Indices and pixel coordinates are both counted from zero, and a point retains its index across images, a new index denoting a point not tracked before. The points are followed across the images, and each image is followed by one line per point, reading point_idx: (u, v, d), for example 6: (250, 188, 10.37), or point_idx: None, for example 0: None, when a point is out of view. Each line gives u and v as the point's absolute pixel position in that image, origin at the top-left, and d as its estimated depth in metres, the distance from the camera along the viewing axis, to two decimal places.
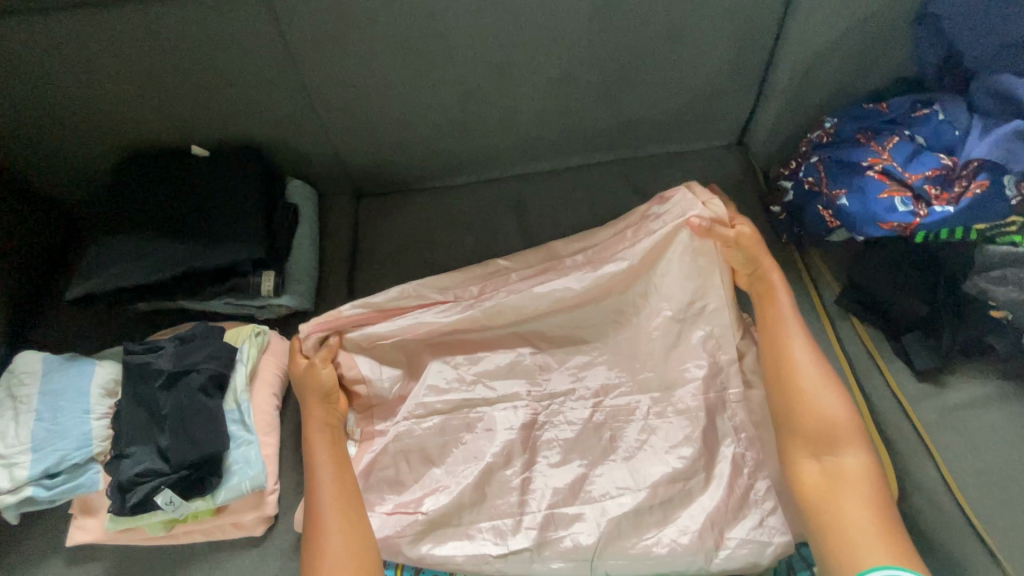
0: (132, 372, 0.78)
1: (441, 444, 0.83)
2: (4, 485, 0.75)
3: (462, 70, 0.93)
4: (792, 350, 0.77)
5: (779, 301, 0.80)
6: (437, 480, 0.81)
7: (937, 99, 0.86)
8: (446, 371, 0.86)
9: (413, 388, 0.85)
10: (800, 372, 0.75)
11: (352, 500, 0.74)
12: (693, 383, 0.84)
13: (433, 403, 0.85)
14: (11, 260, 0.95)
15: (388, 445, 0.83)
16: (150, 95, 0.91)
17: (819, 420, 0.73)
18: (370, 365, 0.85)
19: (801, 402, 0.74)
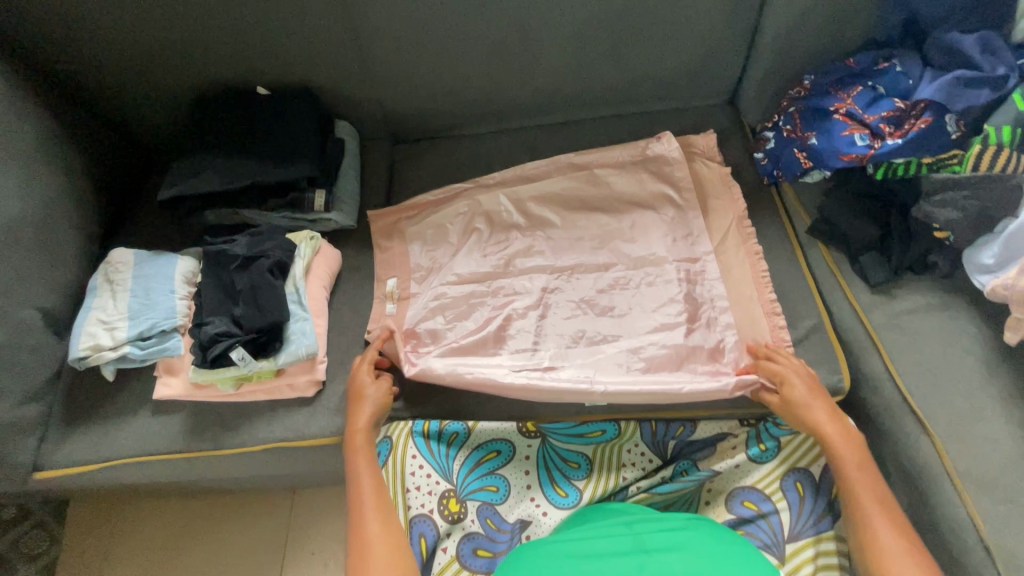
0: (212, 259, 0.96)
1: (471, 302, 1.02)
2: (107, 344, 0.92)
3: (489, 26, 1.08)
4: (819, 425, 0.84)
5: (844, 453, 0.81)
6: (465, 328, 1.00)
7: (895, 54, 1.01)
8: (477, 253, 1.07)
9: (450, 262, 1.07)
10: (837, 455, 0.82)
11: (396, 530, 0.79)
12: (675, 273, 1.02)
13: (464, 274, 1.05)
14: (103, 177, 1.12)
15: (429, 301, 1.03)
16: (226, 41, 1.08)
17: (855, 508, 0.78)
18: (417, 247, 1.09)
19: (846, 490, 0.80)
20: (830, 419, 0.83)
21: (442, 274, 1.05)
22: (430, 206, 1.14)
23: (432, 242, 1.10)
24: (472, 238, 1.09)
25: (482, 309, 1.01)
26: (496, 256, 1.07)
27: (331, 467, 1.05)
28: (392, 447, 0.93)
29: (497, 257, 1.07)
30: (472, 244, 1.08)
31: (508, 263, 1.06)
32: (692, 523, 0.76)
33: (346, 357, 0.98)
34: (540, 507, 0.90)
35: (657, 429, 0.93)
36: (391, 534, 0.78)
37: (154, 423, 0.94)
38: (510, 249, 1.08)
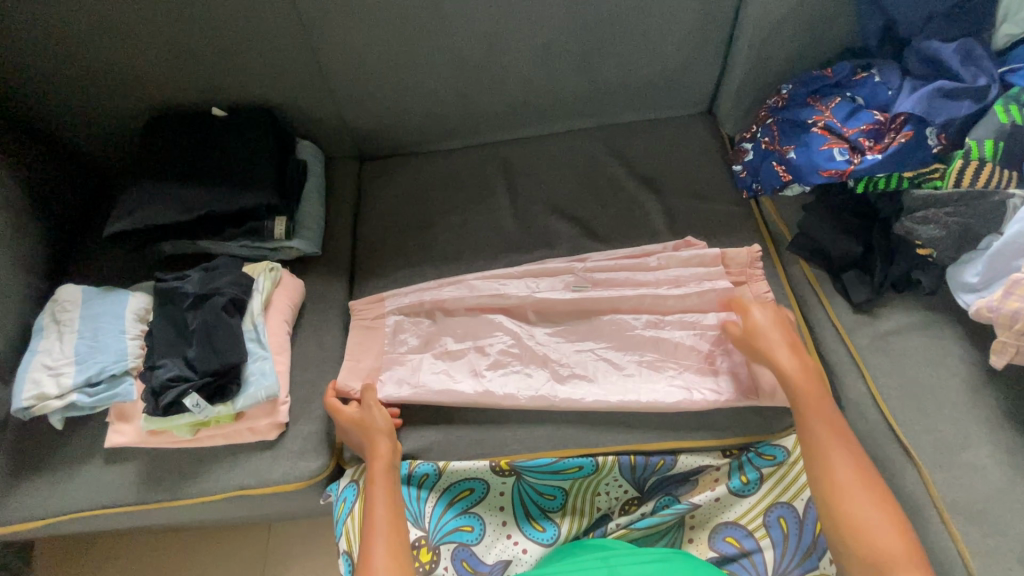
0: (164, 297, 0.91)
1: (465, 387, 0.90)
2: (52, 392, 0.87)
3: (454, 39, 1.03)
4: (834, 467, 0.74)
5: (874, 512, 0.70)
6: (451, 376, 0.91)
7: (874, 64, 0.98)
8: (474, 362, 0.92)
9: (434, 353, 0.94)
10: (842, 490, 0.73)
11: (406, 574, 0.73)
12: (678, 357, 0.91)
13: (439, 375, 0.92)
14: (51, 209, 1.06)
15: (418, 385, 0.91)
16: (177, 61, 1.02)
17: (858, 531, 0.70)
18: (405, 364, 0.93)
19: (842, 513, 0.71)
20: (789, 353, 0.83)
21: (418, 365, 0.93)
22: (415, 288, 0.99)
23: (412, 316, 0.97)
24: (459, 330, 0.95)
25: (464, 375, 0.91)
26: (482, 346, 0.93)
27: (302, 507, 1.01)
28: (359, 491, 0.87)
29: (479, 349, 0.93)
30: (464, 333, 0.95)
31: (486, 348, 0.93)
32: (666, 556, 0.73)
33: (311, 395, 0.93)
34: (518, 545, 0.86)
35: (636, 463, 0.88)
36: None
37: (108, 473, 0.89)
38: (500, 340, 0.93)
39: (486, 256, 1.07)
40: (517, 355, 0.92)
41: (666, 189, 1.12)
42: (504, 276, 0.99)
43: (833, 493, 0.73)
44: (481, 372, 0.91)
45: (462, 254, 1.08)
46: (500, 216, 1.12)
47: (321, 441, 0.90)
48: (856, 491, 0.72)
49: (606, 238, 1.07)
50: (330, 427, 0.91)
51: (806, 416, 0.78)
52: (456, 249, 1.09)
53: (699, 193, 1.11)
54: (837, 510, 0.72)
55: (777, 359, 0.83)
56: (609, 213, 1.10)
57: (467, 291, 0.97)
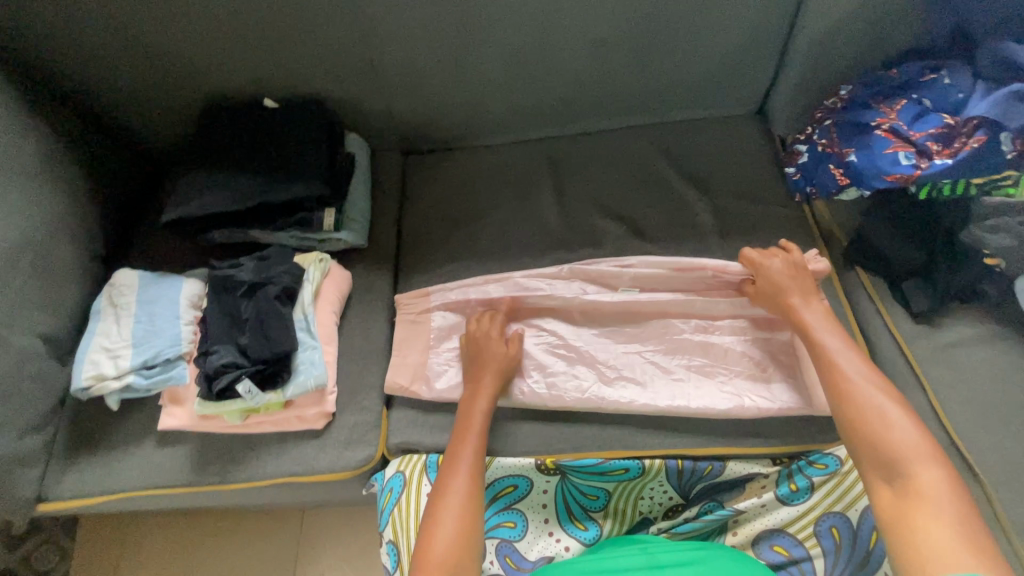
0: (217, 285, 0.92)
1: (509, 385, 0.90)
2: (110, 373, 0.89)
3: (506, 33, 1.03)
4: (858, 393, 0.73)
5: (899, 428, 0.67)
6: None
7: (943, 65, 0.94)
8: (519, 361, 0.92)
9: None
10: (869, 410, 0.71)
11: (468, 548, 0.72)
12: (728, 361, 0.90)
13: None
14: (108, 195, 1.09)
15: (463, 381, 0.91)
16: (233, 52, 1.03)
17: (886, 442, 0.67)
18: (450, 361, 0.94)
19: (875, 424, 0.69)
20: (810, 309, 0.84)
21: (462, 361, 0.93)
22: (458, 284, 0.98)
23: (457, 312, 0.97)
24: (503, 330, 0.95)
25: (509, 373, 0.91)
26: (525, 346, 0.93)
27: (343, 496, 1.02)
28: (405, 483, 0.87)
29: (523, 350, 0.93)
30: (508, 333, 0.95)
31: (531, 348, 0.93)
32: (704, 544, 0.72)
33: (357, 386, 0.94)
34: (561, 542, 0.86)
35: (683, 467, 0.87)
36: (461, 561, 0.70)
37: (160, 454, 0.91)
38: (545, 341, 0.94)
39: (531, 254, 1.07)
40: (562, 355, 0.92)
41: (715, 190, 1.10)
42: (549, 276, 0.97)
43: (866, 426, 0.69)
44: (526, 371, 0.91)
45: (507, 251, 1.08)
46: (546, 213, 1.11)
47: (367, 432, 0.91)
48: (881, 412, 0.70)
49: (654, 239, 1.06)
50: (375, 418, 0.92)
51: (837, 365, 0.76)
52: (501, 246, 1.08)
53: (750, 195, 1.09)
54: (862, 440, 0.69)
55: (797, 309, 0.84)
56: (656, 213, 1.09)
57: (511, 290, 0.96)
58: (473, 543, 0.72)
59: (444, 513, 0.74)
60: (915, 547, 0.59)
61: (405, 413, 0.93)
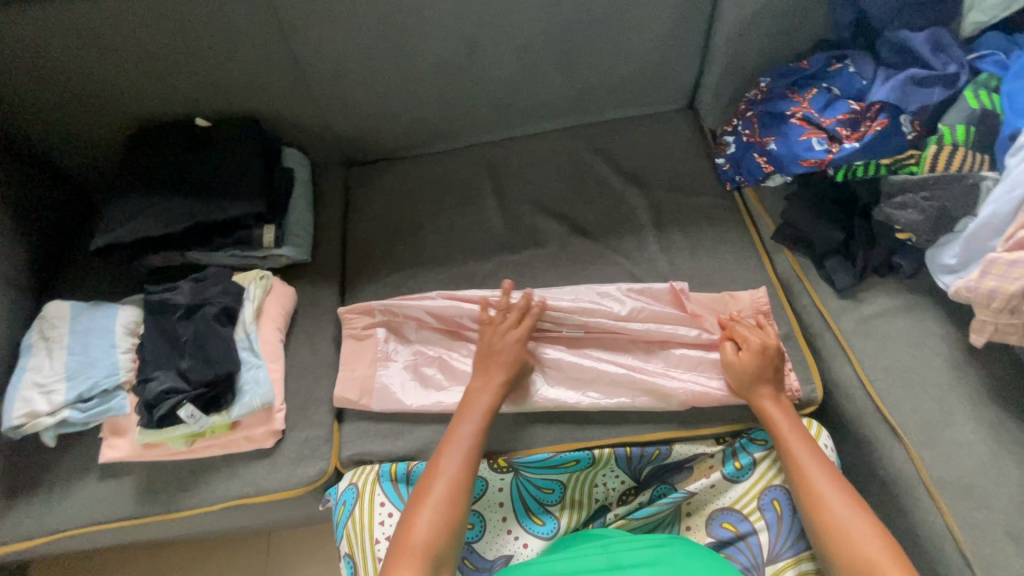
0: (154, 310, 0.90)
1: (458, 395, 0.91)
2: (44, 409, 0.86)
3: (435, 43, 1.04)
4: (822, 487, 0.76)
5: (870, 535, 0.71)
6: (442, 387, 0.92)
7: (848, 55, 1.00)
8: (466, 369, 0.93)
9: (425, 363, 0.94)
10: (831, 505, 0.75)
11: (451, 528, 0.72)
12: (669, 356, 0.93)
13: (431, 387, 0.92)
14: (36, 226, 1.06)
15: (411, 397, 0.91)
16: (158, 73, 1.02)
17: (860, 558, 0.70)
18: (396, 377, 0.93)
19: (846, 539, 0.72)
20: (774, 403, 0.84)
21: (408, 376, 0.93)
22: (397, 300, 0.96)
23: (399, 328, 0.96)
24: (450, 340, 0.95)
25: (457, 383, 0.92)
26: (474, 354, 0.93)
27: (302, 514, 1.01)
28: (359, 494, 0.87)
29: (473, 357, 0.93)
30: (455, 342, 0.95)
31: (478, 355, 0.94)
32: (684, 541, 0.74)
33: (306, 401, 0.93)
34: (519, 540, 0.88)
35: (631, 453, 0.89)
36: (439, 552, 0.70)
37: (103, 488, 0.88)
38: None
39: (476, 258, 1.08)
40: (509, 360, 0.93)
41: (651, 185, 1.14)
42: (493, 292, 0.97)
43: (823, 530, 0.74)
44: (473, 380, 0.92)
45: (453, 256, 1.09)
46: (489, 216, 1.12)
47: (318, 447, 0.90)
48: (846, 512, 0.74)
49: (595, 236, 1.09)
50: (326, 433, 0.91)
51: (805, 473, 0.78)
52: (446, 252, 1.09)
53: (684, 186, 1.13)
54: (829, 534, 0.74)
55: (765, 408, 0.85)
56: (597, 210, 1.12)
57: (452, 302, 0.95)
58: (453, 534, 0.72)
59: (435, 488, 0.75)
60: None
61: (356, 426, 0.92)
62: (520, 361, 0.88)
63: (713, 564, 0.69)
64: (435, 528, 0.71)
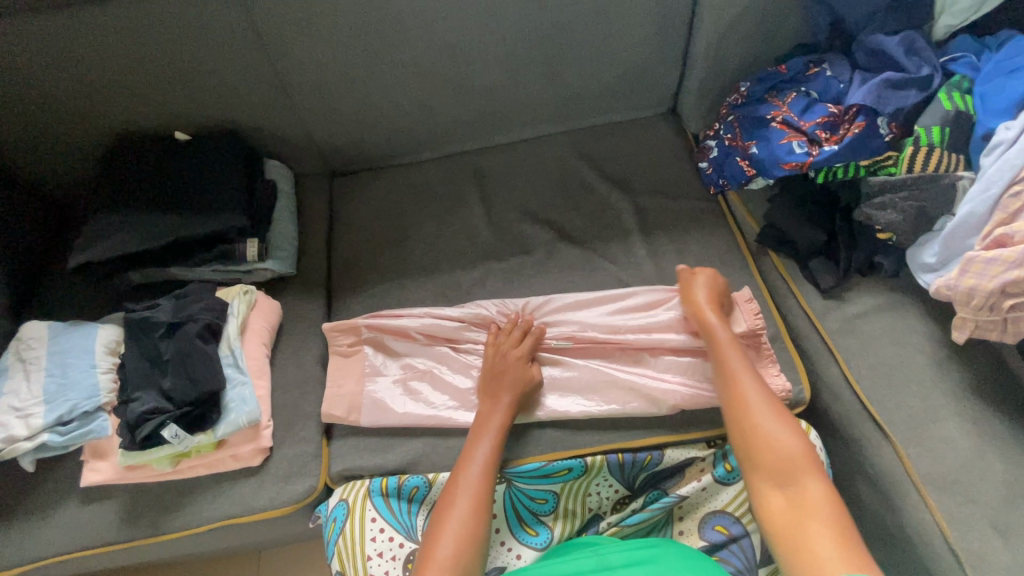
0: (134, 328, 0.89)
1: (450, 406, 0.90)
2: (21, 434, 0.83)
3: (417, 52, 1.04)
4: (747, 392, 0.78)
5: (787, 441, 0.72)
6: (434, 400, 0.91)
7: (825, 58, 1.01)
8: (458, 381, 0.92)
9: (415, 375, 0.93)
10: (753, 408, 0.76)
11: (473, 543, 0.71)
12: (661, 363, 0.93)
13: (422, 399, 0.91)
14: (11, 245, 1.03)
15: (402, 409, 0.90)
16: (135, 87, 1.00)
17: (773, 454, 0.71)
18: (387, 390, 0.92)
19: (764, 441, 0.73)
20: (719, 322, 0.87)
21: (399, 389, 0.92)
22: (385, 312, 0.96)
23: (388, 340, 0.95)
24: (437, 354, 0.94)
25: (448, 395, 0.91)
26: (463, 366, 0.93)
27: (292, 532, 0.99)
28: (349, 510, 0.86)
29: (462, 370, 0.93)
30: (443, 355, 0.94)
31: (468, 365, 0.93)
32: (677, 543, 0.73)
33: (293, 417, 0.92)
34: (513, 551, 0.87)
35: (624, 460, 0.89)
36: (465, 567, 0.69)
37: (84, 513, 0.86)
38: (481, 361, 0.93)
39: (464, 266, 1.08)
40: None
41: (636, 189, 1.14)
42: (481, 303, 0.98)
43: (743, 435, 0.75)
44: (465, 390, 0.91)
45: (439, 265, 1.08)
46: (475, 224, 1.12)
47: (307, 463, 0.89)
48: (767, 418, 0.75)
49: (582, 242, 1.09)
50: (315, 448, 0.90)
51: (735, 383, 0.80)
52: (432, 261, 1.09)
53: (668, 191, 1.14)
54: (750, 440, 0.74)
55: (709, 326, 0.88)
56: (582, 216, 1.12)
57: (439, 314, 0.96)
58: (476, 550, 0.71)
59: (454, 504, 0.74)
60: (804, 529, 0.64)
61: (346, 440, 0.91)
62: (525, 379, 0.88)
63: (700, 565, 0.68)
64: (452, 545, 0.70)
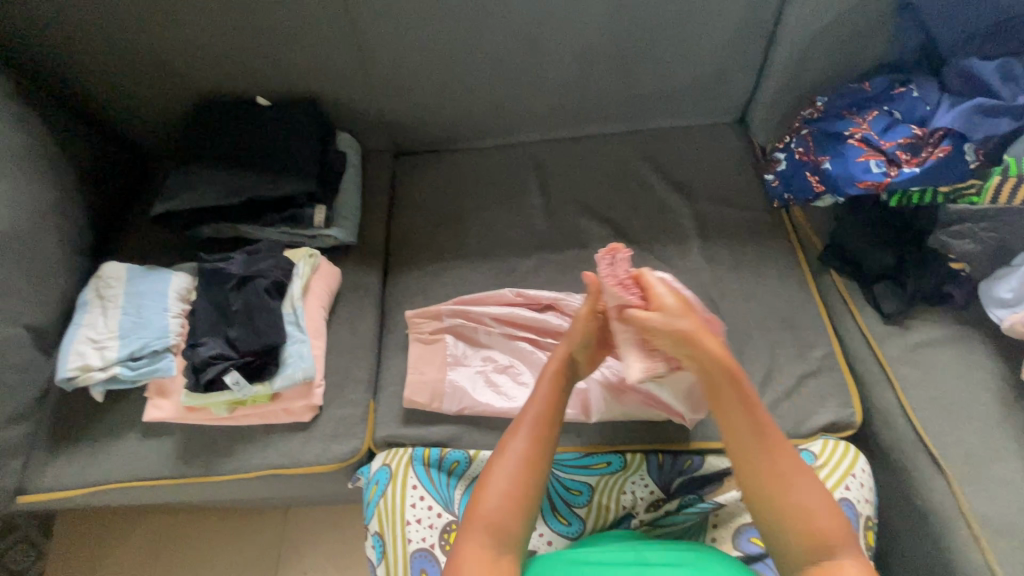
0: (208, 278, 0.93)
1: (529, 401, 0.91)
2: (96, 364, 0.89)
3: (495, 38, 1.05)
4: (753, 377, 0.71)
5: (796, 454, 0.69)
6: (514, 393, 0.92)
7: (912, 79, 0.99)
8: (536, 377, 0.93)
9: (495, 368, 0.94)
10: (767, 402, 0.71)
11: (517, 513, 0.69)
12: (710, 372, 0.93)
13: (503, 393, 0.92)
14: (99, 189, 1.10)
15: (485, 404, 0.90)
16: (227, 51, 1.05)
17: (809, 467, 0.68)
18: (469, 381, 0.92)
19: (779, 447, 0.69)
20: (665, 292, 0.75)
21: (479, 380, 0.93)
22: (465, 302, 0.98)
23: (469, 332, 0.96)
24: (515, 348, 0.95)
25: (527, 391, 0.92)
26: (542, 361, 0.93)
27: (329, 491, 1.02)
28: (392, 475, 0.88)
29: (540, 366, 0.93)
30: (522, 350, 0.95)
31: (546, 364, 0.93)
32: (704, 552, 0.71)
33: (344, 380, 0.95)
34: (543, 536, 0.88)
35: (664, 461, 0.91)
36: (504, 532, 0.67)
37: (144, 446, 0.91)
38: None
39: (519, 254, 1.09)
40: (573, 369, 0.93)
41: (698, 195, 1.14)
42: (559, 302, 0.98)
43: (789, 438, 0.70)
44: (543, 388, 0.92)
45: (496, 250, 1.10)
46: (533, 214, 1.13)
47: (353, 426, 0.92)
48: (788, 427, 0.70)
49: (638, 241, 1.09)
50: (362, 412, 0.93)
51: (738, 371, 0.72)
52: (489, 245, 1.10)
53: (731, 200, 1.13)
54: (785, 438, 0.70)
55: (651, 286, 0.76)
56: (641, 216, 1.12)
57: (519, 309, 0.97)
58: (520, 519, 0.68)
59: (505, 465, 0.71)
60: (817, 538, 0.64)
61: (392, 408, 0.94)
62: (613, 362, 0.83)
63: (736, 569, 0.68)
64: (501, 507, 0.68)
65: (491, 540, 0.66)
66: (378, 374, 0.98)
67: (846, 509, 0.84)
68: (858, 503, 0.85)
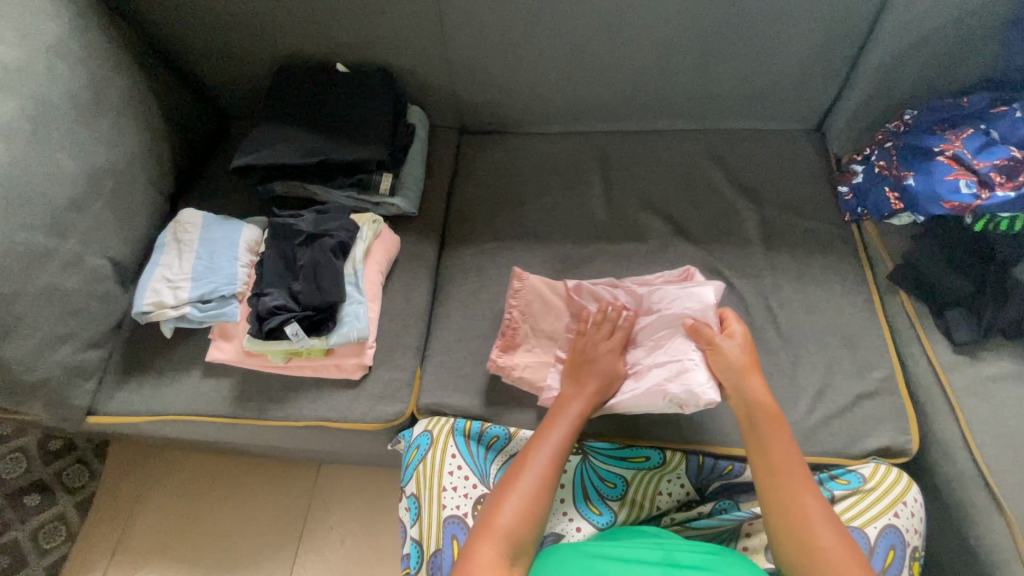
0: (279, 232, 0.98)
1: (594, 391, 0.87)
2: (169, 301, 0.94)
3: (576, 23, 1.04)
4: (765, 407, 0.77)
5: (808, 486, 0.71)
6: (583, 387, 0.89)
7: (1017, 98, 0.93)
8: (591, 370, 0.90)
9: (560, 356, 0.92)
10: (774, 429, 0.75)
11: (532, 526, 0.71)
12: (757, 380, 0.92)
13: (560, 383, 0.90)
14: (183, 139, 1.16)
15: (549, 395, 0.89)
16: (315, 17, 1.08)
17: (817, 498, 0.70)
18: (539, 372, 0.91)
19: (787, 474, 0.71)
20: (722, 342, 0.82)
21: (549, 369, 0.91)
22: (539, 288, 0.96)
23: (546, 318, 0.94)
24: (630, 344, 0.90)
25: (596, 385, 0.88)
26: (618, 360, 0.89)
27: (367, 450, 1.05)
28: (432, 441, 0.91)
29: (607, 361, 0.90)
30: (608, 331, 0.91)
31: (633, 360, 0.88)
32: (718, 550, 0.69)
33: (394, 345, 0.97)
34: (573, 522, 0.87)
35: (704, 463, 0.90)
36: (520, 543, 0.69)
37: (203, 384, 0.96)
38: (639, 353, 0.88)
39: (575, 241, 1.09)
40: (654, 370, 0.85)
41: (764, 201, 1.11)
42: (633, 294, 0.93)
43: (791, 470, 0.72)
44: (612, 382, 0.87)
45: (552, 235, 1.10)
46: (594, 204, 1.13)
47: (400, 390, 0.94)
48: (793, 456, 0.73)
49: (697, 240, 1.07)
50: (409, 378, 0.96)
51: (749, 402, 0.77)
52: (546, 230, 1.11)
53: (799, 208, 1.09)
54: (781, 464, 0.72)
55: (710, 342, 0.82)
56: (703, 216, 1.10)
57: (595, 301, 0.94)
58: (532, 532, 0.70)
59: (522, 483, 0.73)
60: (812, 532, 0.67)
61: (438, 376, 0.96)
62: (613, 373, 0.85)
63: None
64: (519, 521, 0.70)
65: (507, 549, 0.68)
66: (426, 343, 1.00)
67: (892, 537, 0.81)
68: (906, 532, 0.82)
